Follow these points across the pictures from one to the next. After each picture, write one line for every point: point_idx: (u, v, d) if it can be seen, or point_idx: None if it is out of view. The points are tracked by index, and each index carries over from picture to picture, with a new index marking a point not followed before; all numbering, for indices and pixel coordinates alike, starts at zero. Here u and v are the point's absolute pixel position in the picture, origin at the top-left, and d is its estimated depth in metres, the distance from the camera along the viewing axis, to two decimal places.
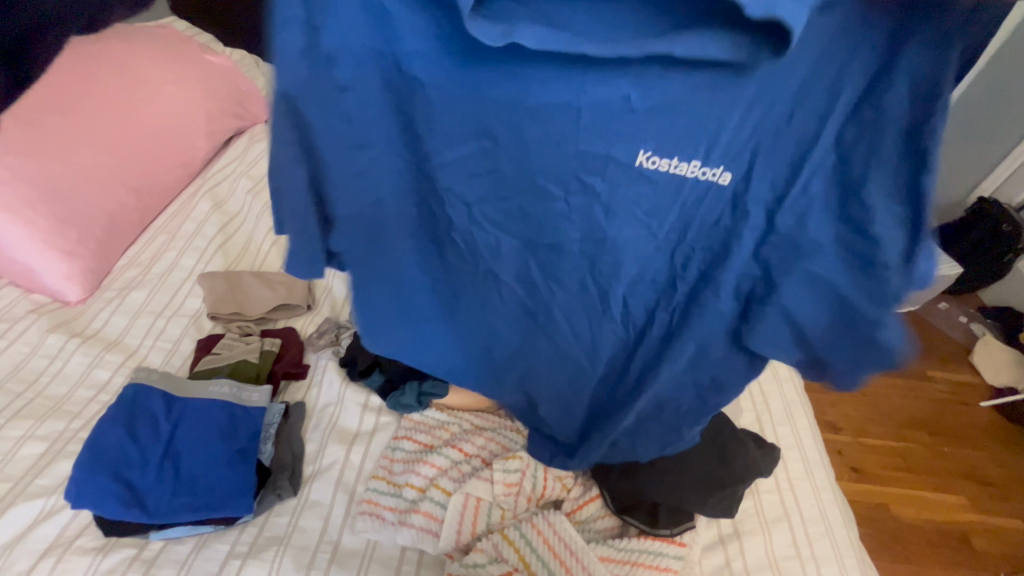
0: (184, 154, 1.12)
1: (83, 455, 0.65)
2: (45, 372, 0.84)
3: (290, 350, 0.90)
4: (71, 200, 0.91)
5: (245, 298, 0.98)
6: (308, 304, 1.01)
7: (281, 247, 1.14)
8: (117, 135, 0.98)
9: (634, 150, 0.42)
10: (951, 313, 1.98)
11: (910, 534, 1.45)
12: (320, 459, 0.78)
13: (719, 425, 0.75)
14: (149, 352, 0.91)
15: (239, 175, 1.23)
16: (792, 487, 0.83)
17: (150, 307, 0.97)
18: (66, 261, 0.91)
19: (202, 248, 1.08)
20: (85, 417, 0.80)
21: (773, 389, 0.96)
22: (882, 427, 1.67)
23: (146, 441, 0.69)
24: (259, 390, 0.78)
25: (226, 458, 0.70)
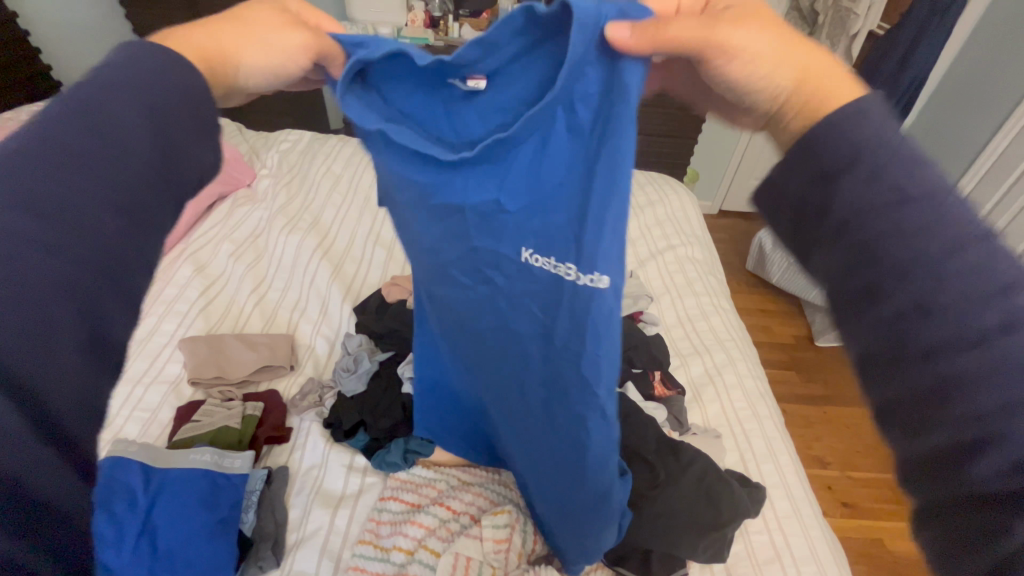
0: None
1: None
2: None
3: (273, 414, 0.89)
4: None
5: (226, 362, 0.97)
6: (291, 364, 1.01)
7: (265, 307, 1.15)
8: None
9: (518, 247, 0.47)
10: None
11: (907, 568, 1.44)
12: (305, 526, 0.76)
13: (703, 466, 0.76)
14: (126, 422, 0.89)
15: (223, 240, 1.27)
16: (781, 526, 0.84)
17: (128, 375, 0.96)
18: None
19: (183, 312, 1.09)
20: None
21: (754, 427, 0.98)
22: (868, 459, 1.70)
23: (122, 517, 0.67)
24: (242, 456, 0.77)
25: (205, 530, 0.68)
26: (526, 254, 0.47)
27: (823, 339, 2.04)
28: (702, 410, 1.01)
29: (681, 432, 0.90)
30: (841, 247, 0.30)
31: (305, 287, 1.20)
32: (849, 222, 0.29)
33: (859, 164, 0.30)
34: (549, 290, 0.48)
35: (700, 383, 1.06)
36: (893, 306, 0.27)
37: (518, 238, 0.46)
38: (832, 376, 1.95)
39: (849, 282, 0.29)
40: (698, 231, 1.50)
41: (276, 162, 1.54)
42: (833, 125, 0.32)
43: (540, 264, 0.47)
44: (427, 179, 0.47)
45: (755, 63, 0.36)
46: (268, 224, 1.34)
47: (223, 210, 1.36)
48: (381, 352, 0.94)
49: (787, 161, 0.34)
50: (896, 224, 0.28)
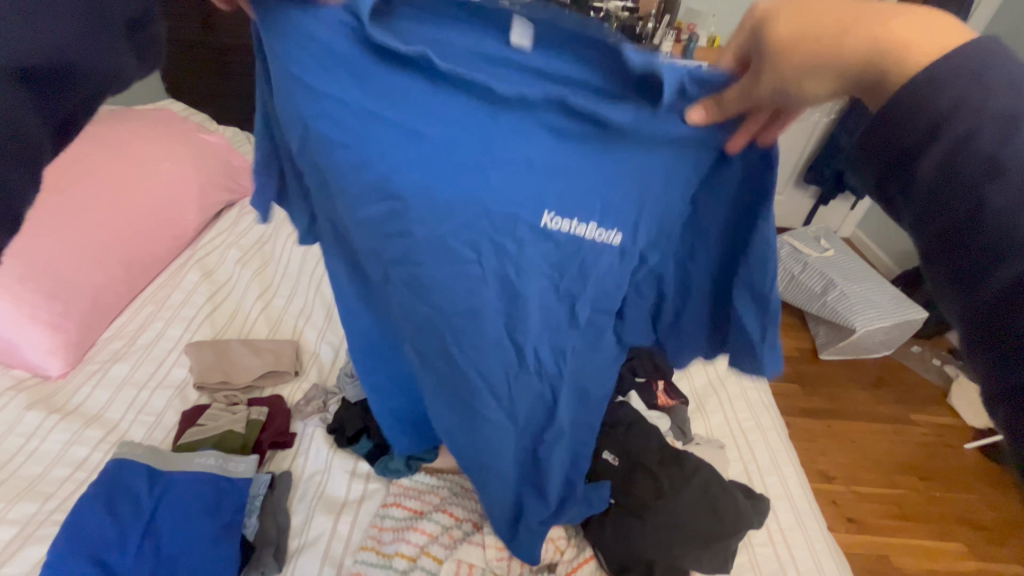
0: (176, 227, 1.22)
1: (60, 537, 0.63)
2: (20, 450, 0.83)
3: (277, 419, 0.89)
4: (58, 269, 0.97)
5: (232, 367, 0.98)
6: (296, 370, 1.02)
7: (270, 314, 1.16)
8: (118, 217, 1.08)
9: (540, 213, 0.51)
10: (925, 356, 2.14)
11: None
12: (308, 531, 0.76)
13: (706, 476, 0.76)
14: (131, 426, 0.90)
15: (230, 246, 1.29)
16: (785, 539, 0.83)
17: (134, 379, 0.97)
18: (51, 334, 0.95)
19: (190, 317, 1.10)
20: (59, 498, 0.78)
21: (757, 438, 0.98)
22: (872, 474, 1.69)
23: (126, 519, 0.67)
24: (246, 461, 0.77)
25: (208, 534, 0.68)
26: (547, 219, 0.51)
27: (827, 352, 2.05)
28: (705, 421, 1.00)
29: (683, 442, 0.90)
30: (936, 223, 0.29)
31: (310, 293, 1.21)
32: (960, 166, 0.27)
33: (946, 100, 0.28)
34: (569, 254, 0.53)
35: (703, 394, 1.05)
36: (1007, 274, 0.26)
37: (538, 207, 0.51)
38: (836, 389, 1.95)
39: (977, 228, 0.27)
40: None
41: None
42: (913, 92, 0.30)
43: (558, 227, 0.52)
44: (439, 140, 0.49)
45: (826, 57, 0.34)
46: (276, 232, 1.36)
47: (231, 217, 1.38)
48: None
49: (876, 135, 0.31)
50: (1007, 199, 0.26)
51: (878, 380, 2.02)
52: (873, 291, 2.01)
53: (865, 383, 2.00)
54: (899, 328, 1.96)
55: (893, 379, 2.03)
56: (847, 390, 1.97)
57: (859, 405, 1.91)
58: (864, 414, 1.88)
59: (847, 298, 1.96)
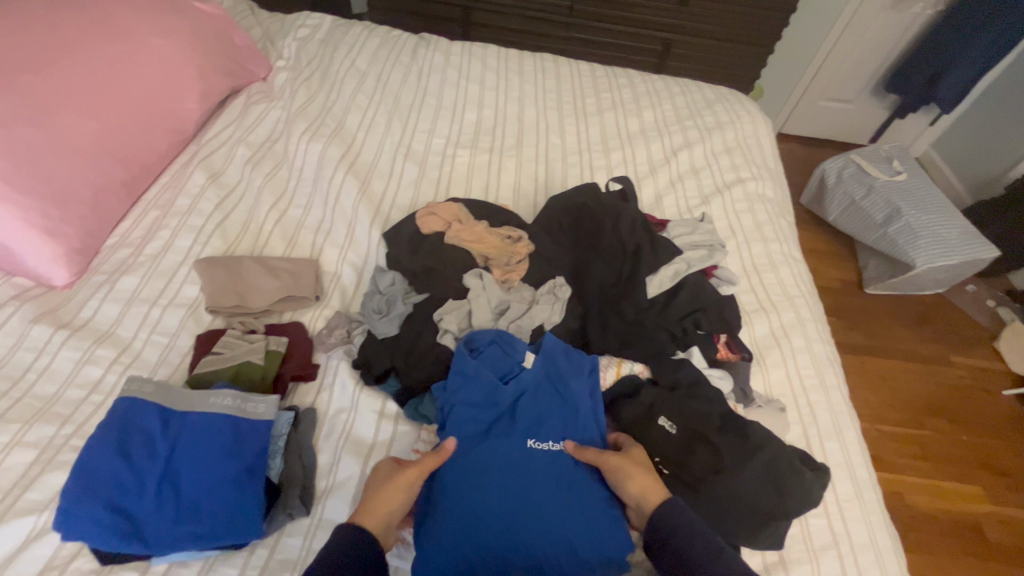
0: (171, 119, 1.09)
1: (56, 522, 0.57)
2: (31, 367, 0.79)
3: (298, 350, 0.82)
4: (49, 169, 0.87)
5: (245, 288, 0.88)
6: (317, 294, 0.91)
7: (286, 227, 1.04)
8: (103, 104, 0.95)
9: None
10: (979, 296, 2.30)
11: (921, 520, 1.64)
12: (336, 473, 0.72)
13: (775, 451, 0.68)
14: (144, 346, 0.84)
15: (238, 145, 1.17)
16: (841, 510, 0.77)
17: (143, 295, 0.90)
18: (48, 241, 0.87)
19: (198, 227, 1.00)
20: (76, 422, 0.74)
21: (820, 399, 0.89)
22: (895, 413, 1.88)
23: (141, 462, 0.61)
24: (266, 401, 0.69)
25: (230, 478, 0.63)
26: None
27: (872, 286, 2.25)
28: (764, 376, 0.91)
29: (745, 406, 0.78)
30: None
31: (330, 204, 1.08)
32: None
33: None
34: None
35: (764, 345, 0.95)
36: None
37: None
38: (872, 324, 2.16)
39: None
40: (768, 164, 1.40)
41: (295, 52, 1.46)
42: None
43: None
44: None
45: None
46: (288, 128, 1.23)
47: (238, 106, 1.27)
48: (416, 292, 0.82)
49: None
50: None
51: (923, 318, 2.22)
52: (945, 226, 2.11)
53: (910, 320, 2.20)
54: (962, 266, 2.11)
55: (937, 317, 2.23)
56: (882, 324, 2.17)
57: (887, 339, 2.12)
58: (898, 352, 2.08)
59: (909, 229, 2.09)
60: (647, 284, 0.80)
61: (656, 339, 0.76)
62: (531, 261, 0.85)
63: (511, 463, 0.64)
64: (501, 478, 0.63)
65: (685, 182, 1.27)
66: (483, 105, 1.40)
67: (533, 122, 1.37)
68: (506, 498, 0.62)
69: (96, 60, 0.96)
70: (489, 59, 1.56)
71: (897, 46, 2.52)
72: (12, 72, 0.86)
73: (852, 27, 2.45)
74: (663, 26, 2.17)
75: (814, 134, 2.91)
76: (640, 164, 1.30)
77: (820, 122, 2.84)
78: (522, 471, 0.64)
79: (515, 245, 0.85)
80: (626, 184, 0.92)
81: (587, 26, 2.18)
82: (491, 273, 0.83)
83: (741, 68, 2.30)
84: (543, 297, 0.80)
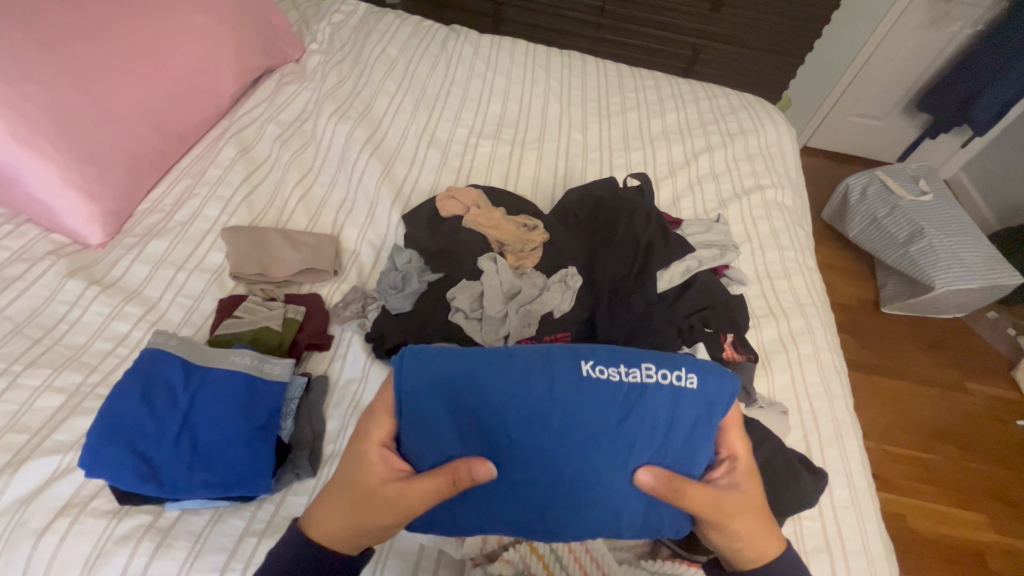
0: (206, 93, 1.13)
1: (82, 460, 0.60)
2: (63, 319, 0.83)
3: (314, 320, 0.85)
4: (91, 134, 0.92)
5: (268, 258, 0.91)
6: (335, 269, 0.94)
7: (309, 203, 1.07)
8: (144, 73, 0.99)
9: None
10: (999, 324, 2.26)
11: (921, 542, 1.62)
12: (343, 439, 0.74)
13: (773, 449, 0.69)
14: (169, 307, 0.88)
15: (269, 122, 1.21)
16: (836, 516, 0.78)
17: (171, 259, 0.94)
18: (85, 201, 0.91)
19: (226, 198, 1.04)
20: (102, 371, 0.78)
21: (824, 406, 0.89)
22: (902, 434, 1.86)
23: (162, 411, 0.65)
24: (282, 363, 0.72)
25: (244, 434, 0.65)
26: None
27: (889, 305, 2.23)
28: (769, 379, 0.91)
29: (746, 404, 0.79)
30: None
31: (354, 184, 1.11)
32: None
33: None
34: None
35: (771, 349, 0.95)
36: None
37: None
38: (886, 344, 2.13)
39: None
40: (789, 173, 1.40)
41: (328, 36, 1.50)
42: None
43: None
44: None
45: None
46: (317, 109, 1.26)
47: (271, 85, 1.31)
48: (431, 272, 0.84)
49: None
50: None
51: (939, 341, 2.18)
52: (968, 249, 2.08)
53: (925, 343, 2.16)
54: (984, 291, 2.07)
55: (953, 341, 2.19)
56: (896, 345, 2.14)
57: (899, 360, 2.09)
58: (911, 374, 2.05)
59: (931, 250, 2.06)
60: (658, 278, 0.81)
61: (663, 333, 0.77)
62: (545, 250, 0.87)
63: (574, 406, 0.56)
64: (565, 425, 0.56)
65: (704, 185, 1.27)
66: (508, 98, 1.42)
67: (556, 117, 1.39)
68: (565, 459, 0.56)
69: (140, 31, 1.00)
70: (517, 53, 1.58)
71: (931, 65, 2.47)
72: (60, 39, 0.91)
73: (886, 42, 2.42)
74: (693, 32, 2.17)
75: (840, 148, 2.88)
76: (660, 165, 1.31)
77: (847, 137, 2.81)
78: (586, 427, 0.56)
79: (531, 233, 0.87)
80: (644, 180, 0.93)
81: (618, 27, 2.19)
82: (505, 258, 0.85)
83: (770, 78, 2.28)
84: (554, 285, 0.81)
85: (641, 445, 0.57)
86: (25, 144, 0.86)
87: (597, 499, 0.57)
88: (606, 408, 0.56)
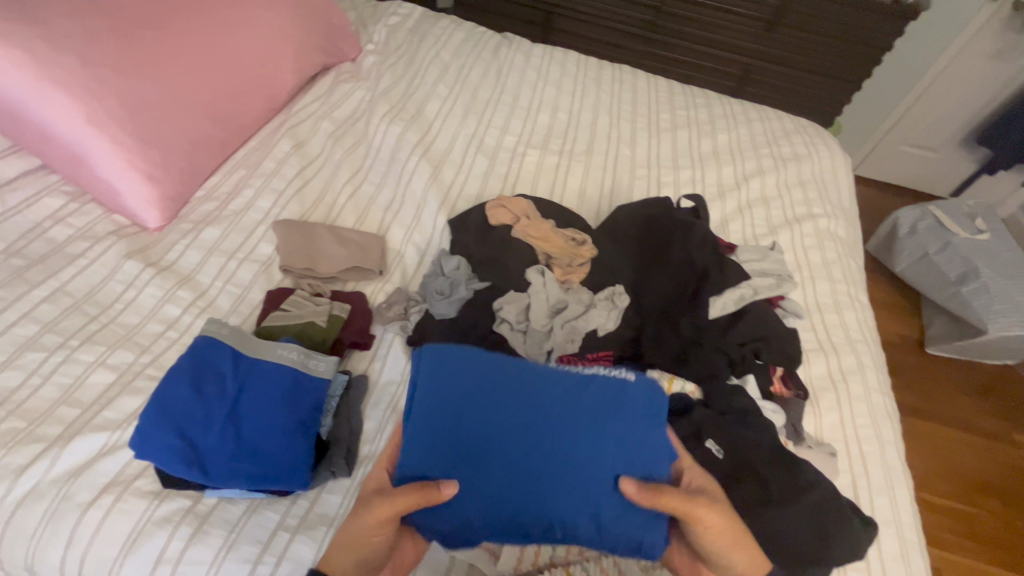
0: (267, 86, 1.16)
1: (133, 441, 0.61)
2: (119, 298, 0.85)
3: (358, 319, 0.85)
4: (158, 120, 0.95)
5: (317, 253, 0.92)
6: (380, 270, 0.94)
7: (358, 202, 1.08)
8: (210, 64, 1.03)
9: None
10: None
11: None
12: (379, 441, 0.74)
13: (825, 495, 0.65)
14: (218, 294, 0.89)
15: (323, 119, 1.23)
16: (884, 569, 0.73)
17: (223, 247, 0.96)
18: (147, 185, 0.94)
19: (279, 190, 1.06)
20: (152, 353, 0.80)
21: (874, 451, 0.85)
22: (943, 483, 1.77)
23: (211, 399, 0.65)
24: (327, 360, 0.72)
25: (287, 428, 0.66)
26: None
27: (934, 346, 2.13)
28: (816, 418, 0.87)
29: (795, 444, 0.76)
30: None
31: (402, 185, 1.11)
32: None
33: None
34: None
35: (820, 386, 0.91)
36: None
37: None
38: (929, 387, 2.04)
39: None
40: (843, 203, 1.35)
41: (384, 38, 1.52)
42: None
43: None
44: None
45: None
46: (370, 108, 1.28)
47: (327, 82, 1.33)
48: (478, 280, 0.83)
49: None
50: None
51: (987, 388, 2.07)
52: None
53: (972, 389, 2.06)
54: None
55: (1002, 389, 2.08)
56: (940, 388, 2.04)
57: (943, 405, 1.99)
58: (955, 421, 1.95)
59: (985, 292, 1.96)
60: (711, 303, 0.78)
61: (712, 362, 0.75)
62: (593, 266, 0.86)
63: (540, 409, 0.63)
64: (535, 424, 0.62)
65: (754, 210, 1.24)
66: (557, 108, 1.41)
67: (606, 131, 1.38)
68: (534, 460, 0.61)
69: (211, 24, 1.04)
70: (569, 64, 1.57)
71: (995, 98, 2.37)
72: (137, 28, 0.94)
73: (946, 72, 2.34)
74: (746, 51, 2.12)
75: (890, 179, 2.77)
76: (709, 186, 1.28)
77: (898, 167, 2.71)
78: (548, 421, 0.62)
79: (579, 248, 0.86)
80: (699, 202, 0.91)
81: (669, 43, 2.17)
82: (552, 271, 0.84)
83: (822, 103, 2.22)
84: (601, 303, 0.80)
85: (603, 436, 0.62)
86: (97, 127, 0.89)
87: (575, 507, 0.59)
88: (562, 411, 0.63)
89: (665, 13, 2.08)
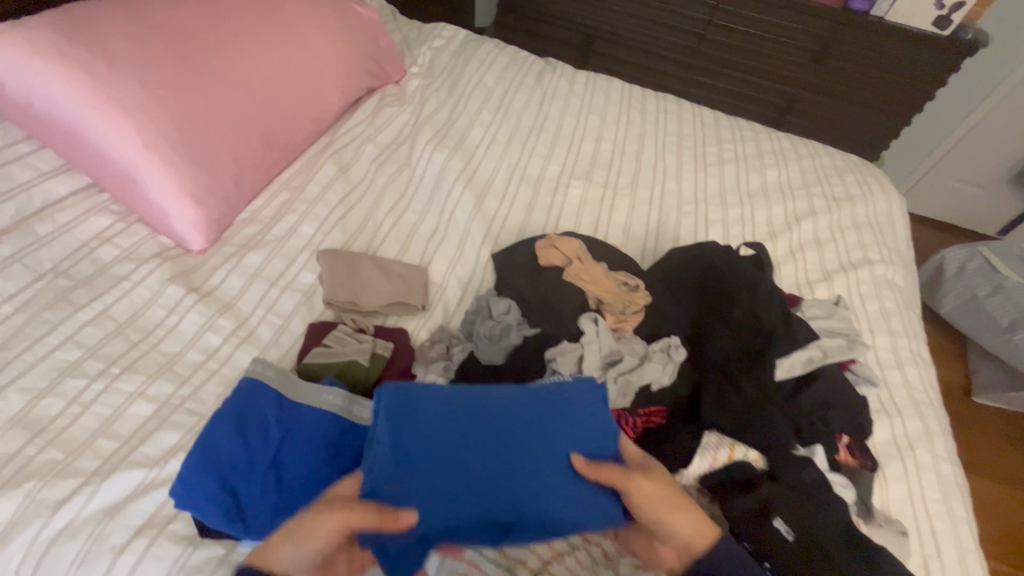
0: (315, 108, 1.14)
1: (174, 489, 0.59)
2: (161, 324, 0.84)
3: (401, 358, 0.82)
4: (207, 140, 0.94)
5: (360, 286, 0.90)
6: (423, 305, 0.92)
7: (400, 231, 1.06)
8: (261, 87, 1.02)
9: None
10: None
11: None
12: None
13: None
14: (259, 323, 0.88)
15: (367, 143, 1.22)
16: None
17: (265, 273, 0.94)
18: (193, 208, 0.92)
19: (322, 216, 1.05)
20: (191, 385, 0.78)
21: (946, 530, 0.78)
22: (994, 546, 1.66)
23: (254, 445, 0.63)
24: (372, 406, 0.69)
25: (330, 480, 0.63)
26: None
27: (982, 395, 2.02)
28: (882, 489, 0.81)
29: (867, 522, 0.70)
30: None
31: (445, 215, 1.09)
32: None
33: None
34: None
35: (885, 453, 0.85)
36: None
37: None
38: (977, 439, 1.93)
39: None
40: (900, 248, 1.29)
41: (428, 61, 1.52)
42: None
43: None
44: None
45: None
46: (413, 133, 1.27)
47: (371, 106, 1.33)
48: (527, 324, 0.80)
49: None
50: None
51: None
52: None
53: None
54: None
55: None
56: (988, 441, 1.93)
57: (992, 459, 1.88)
58: (1006, 478, 1.84)
59: None
60: (778, 364, 0.73)
61: (779, 428, 0.70)
62: (647, 314, 0.81)
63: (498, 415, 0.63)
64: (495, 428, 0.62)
65: (807, 253, 1.19)
66: (601, 138, 1.39)
67: (651, 163, 1.34)
68: (495, 466, 0.60)
69: (264, 47, 1.04)
70: (613, 92, 1.55)
71: None
72: (193, 50, 0.95)
73: (998, 107, 2.26)
74: (790, 81, 2.08)
75: (932, 215, 2.67)
76: (759, 226, 1.23)
77: (941, 203, 2.61)
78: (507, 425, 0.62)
79: (633, 294, 0.82)
80: (761, 251, 0.86)
81: (711, 71, 2.13)
82: (604, 318, 0.80)
83: (869, 136, 2.15)
84: (656, 355, 0.76)
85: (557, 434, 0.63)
86: (149, 148, 0.88)
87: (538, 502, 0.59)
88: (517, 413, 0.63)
89: (708, 41, 2.06)
